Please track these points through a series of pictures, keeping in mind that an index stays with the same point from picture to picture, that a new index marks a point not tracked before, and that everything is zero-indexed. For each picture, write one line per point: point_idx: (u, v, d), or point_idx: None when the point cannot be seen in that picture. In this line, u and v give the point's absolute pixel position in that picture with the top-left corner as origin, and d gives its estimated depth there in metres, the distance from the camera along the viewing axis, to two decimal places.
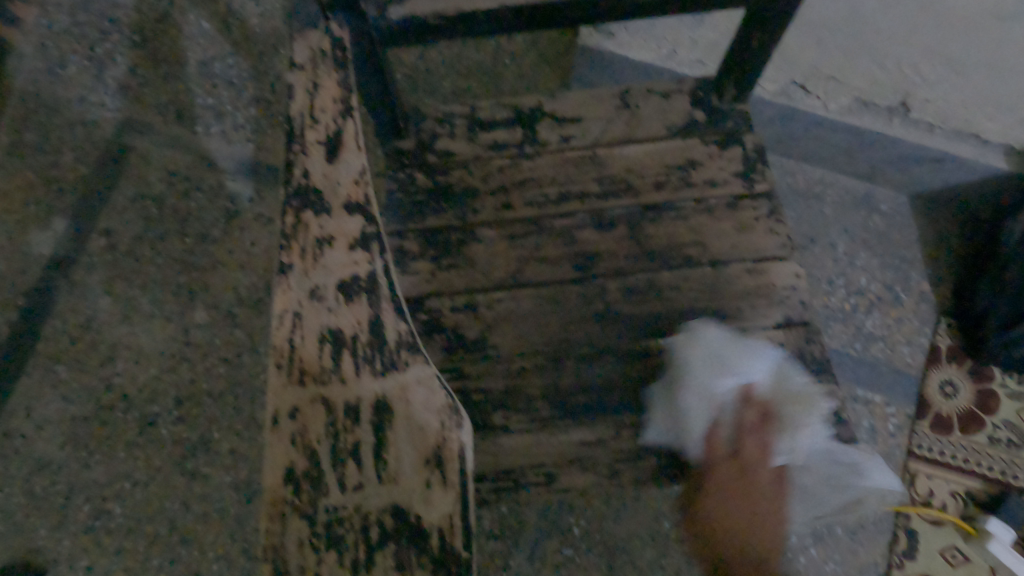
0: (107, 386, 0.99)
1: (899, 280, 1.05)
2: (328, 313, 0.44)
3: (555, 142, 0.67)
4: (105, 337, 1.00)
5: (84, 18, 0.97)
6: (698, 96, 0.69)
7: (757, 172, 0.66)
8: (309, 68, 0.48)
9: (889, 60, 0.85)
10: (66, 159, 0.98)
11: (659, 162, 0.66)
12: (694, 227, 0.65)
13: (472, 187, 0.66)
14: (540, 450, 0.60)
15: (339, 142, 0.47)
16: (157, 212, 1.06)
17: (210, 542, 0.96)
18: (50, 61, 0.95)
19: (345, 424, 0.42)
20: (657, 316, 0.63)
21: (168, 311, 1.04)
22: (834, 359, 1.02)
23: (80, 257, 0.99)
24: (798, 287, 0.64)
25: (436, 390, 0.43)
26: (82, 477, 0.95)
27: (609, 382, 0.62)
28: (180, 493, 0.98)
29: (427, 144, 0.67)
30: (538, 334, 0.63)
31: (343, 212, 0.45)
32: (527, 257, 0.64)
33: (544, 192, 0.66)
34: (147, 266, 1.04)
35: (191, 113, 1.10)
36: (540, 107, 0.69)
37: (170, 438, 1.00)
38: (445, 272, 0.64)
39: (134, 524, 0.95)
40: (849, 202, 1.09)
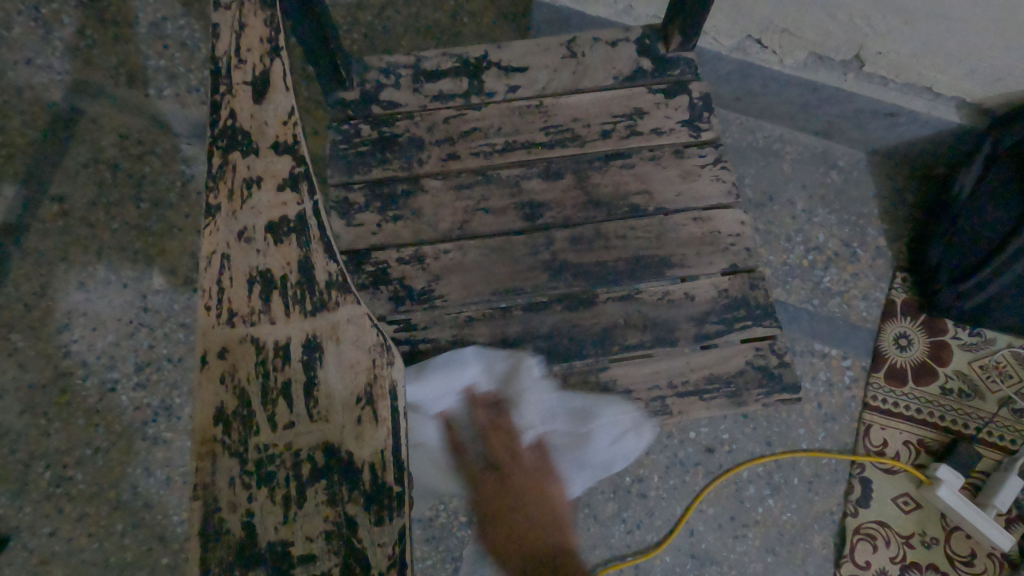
0: (65, 353, 0.96)
1: (856, 236, 1.07)
2: (257, 254, 0.43)
3: (501, 92, 0.66)
4: (60, 304, 0.95)
5: None
6: (644, 44, 0.68)
7: (703, 120, 0.66)
8: (234, 8, 0.47)
9: (840, 11, 0.84)
10: (14, 117, 0.93)
11: (605, 110, 0.66)
12: (639, 175, 0.65)
13: (418, 138, 0.65)
14: None
15: (266, 83, 0.46)
16: (111, 176, 1.03)
17: (175, 506, 0.97)
18: None
19: (275, 363, 0.42)
20: (603, 265, 0.63)
21: (124, 277, 1.03)
22: (788, 314, 1.04)
23: (32, 225, 0.92)
24: (742, 234, 0.65)
25: (368, 328, 0.43)
26: (42, 444, 0.91)
27: (557, 331, 0.62)
28: (142, 458, 0.99)
29: (372, 94, 0.66)
30: (485, 284, 0.63)
31: (270, 153, 0.45)
32: (474, 207, 0.64)
33: (490, 142, 0.65)
34: (102, 232, 1.01)
35: (143, 76, 1.06)
36: (487, 57, 0.68)
37: (131, 404, 1.01)
38: (391, 224, 0.63)
39: (96, 490, 0.95)
40: (808, 159, 1.09)
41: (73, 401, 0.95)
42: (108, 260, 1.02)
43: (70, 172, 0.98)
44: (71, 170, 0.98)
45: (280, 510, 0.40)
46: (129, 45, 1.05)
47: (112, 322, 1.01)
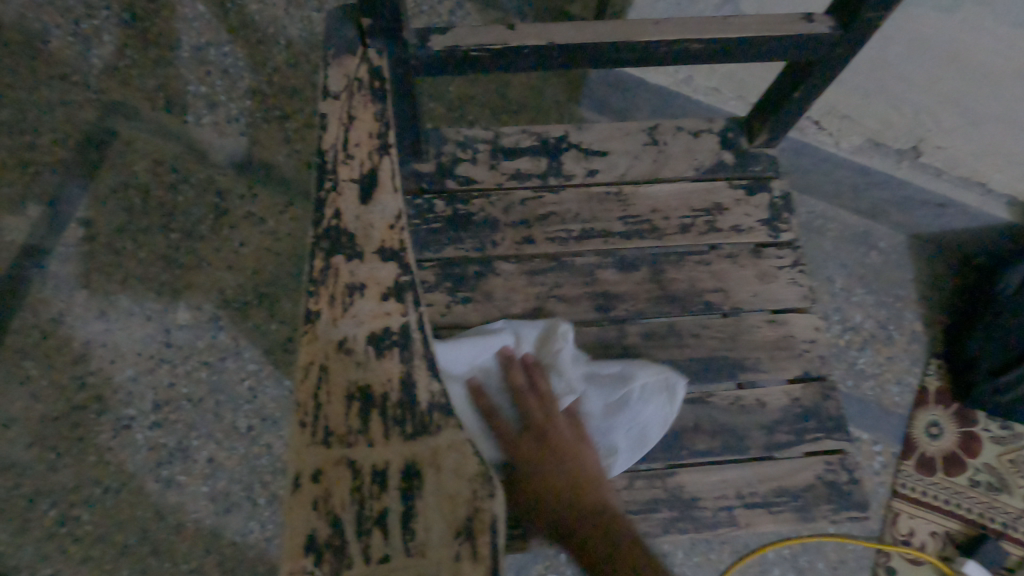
0: (80, 384, 0.95)
1: (892, 318, 1.06)
2: (357, 368, 0.41)
3: (579, 176, 0.65)
4: (78, 334, 0.96)
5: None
6: (727, 137, 0.67)
7: (782, 220, 0.65)
8: (343, 98, 0.45)
9: (906, 106, 0.84)
10: (44, 140, 0.98)
11: (685, 203, 0.65)
12: (716, 273, 0.64)
13: (493, 217, 0.63)
14: None
15: (374, 183, 0.44)
16: (141, 203, 1.03)
17: (184, 554, 0.92)
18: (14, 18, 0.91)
19: (371, 490, 0.39)
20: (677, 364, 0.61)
21: (148, 310, 0.99)
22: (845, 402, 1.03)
23: (58, 248, 0.98)
24: (817, 341, 0.63)
25: (469, 455, 0.40)
26: (49, 480, 0.91)
27: None
28: (153, 501, 0.93)
29: (447, 168, 0.64)
30: None
31: (376, 258, 0.43)
32: (546, 294, 0.62)
33: (567, 228, 0.63)
34: (128, 260, 1.00)
35: (181, 101, 1.01)
36: (567, 137, 0.66)
37: (146, 443, 0.95)
38: (460, 306, 0.61)
39: (104, 532, 0.91)
40: (849, 236, 1.09)
41: (86, 436, 0.94)
42: (132, 290, 0.99)
43: (97, 195, 1.01)
44: (98, 193, 1.02)
45: None
46: (169, 68, 0.98)
47: (132, 357, 0.97)
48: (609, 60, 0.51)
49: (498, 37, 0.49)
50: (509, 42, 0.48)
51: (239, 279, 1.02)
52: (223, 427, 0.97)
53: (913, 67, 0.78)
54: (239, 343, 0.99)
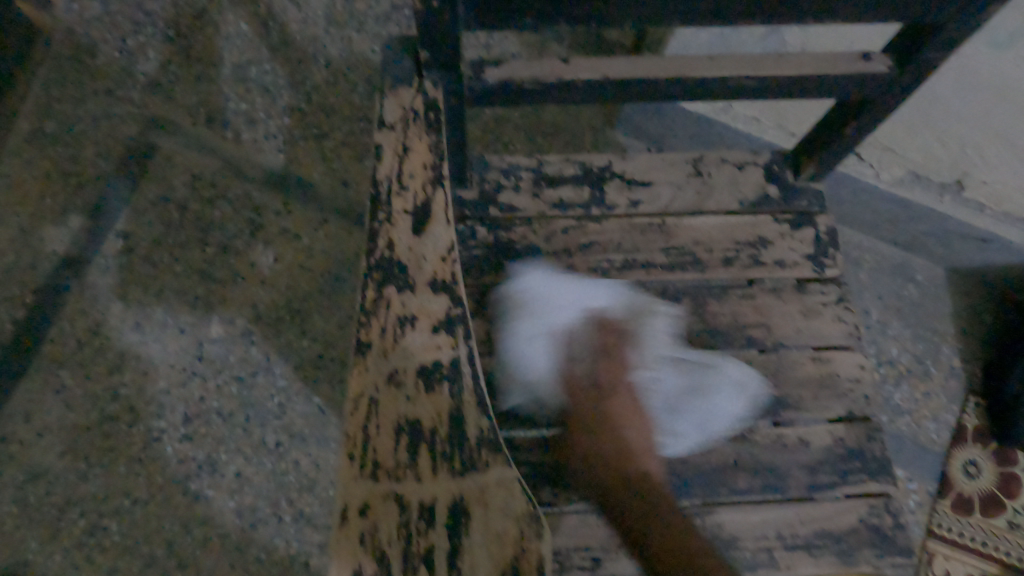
0: (113, 395, 0.96)
1: (929, 353, 1.04)
2: (406, 402, 0.41)
3: (622, 206, 0.65)
4: (113, 344, 0.98)
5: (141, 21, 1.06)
6: (772, 170, 0.66)
7: (828, 256, 0.64)
8: (399, 129, 0.45)
9: (953, 139, 0.83)
10: (86, 152, 1.02)
11: (729, 236, 0.64)
12: (759, 307, 0.63)
13: (535, 246, 0.63)
14: (587, 532, 0.58)
15: (428, 215, 0.44)
16: (178, 217, 1.03)
17: (208, 569, 0.92)
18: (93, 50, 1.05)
19: (418, 526, 0.39)
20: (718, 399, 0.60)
21: (182, 322, 1.00)
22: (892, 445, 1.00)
23: (96, 259, 1.00)
24: (862, 381, 0.62)
25: (516, 494, 0.40)
26: (79, 489, 0.92)
27: (665, 464, 0.59)
28: (180, 514, 0.93)
29: (490, 195, 0.64)
30: None
31: (427, 290, 0.42)
32: None
33: (608, 258, 0.63)
34: (164, 272, 1.01)
35: (222, 118, 1.06)
36: (610, 166, 0.66)
37: (175, 456, 0.95)
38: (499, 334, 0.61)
39: (130, 544, 0.92)
40: (886, 269, 1.07)
41: (117, 447, 0.95)
42: (167, 302, 1.00)
43: (137, 209, 1.02)
44: (138, 207, 1.03)
45: None
46: (211, 85, 1.07)
47: (164, 369, 0.98)
48: (663, 94, 0.51)
49: (553, 70, 0.49)
50: (563, 75, 0.48)
51: (273, 294, 1.01)
52: (252, 441, 0.97)
53: (961, 101, 0.77)
54: (271, 358, 1.00)
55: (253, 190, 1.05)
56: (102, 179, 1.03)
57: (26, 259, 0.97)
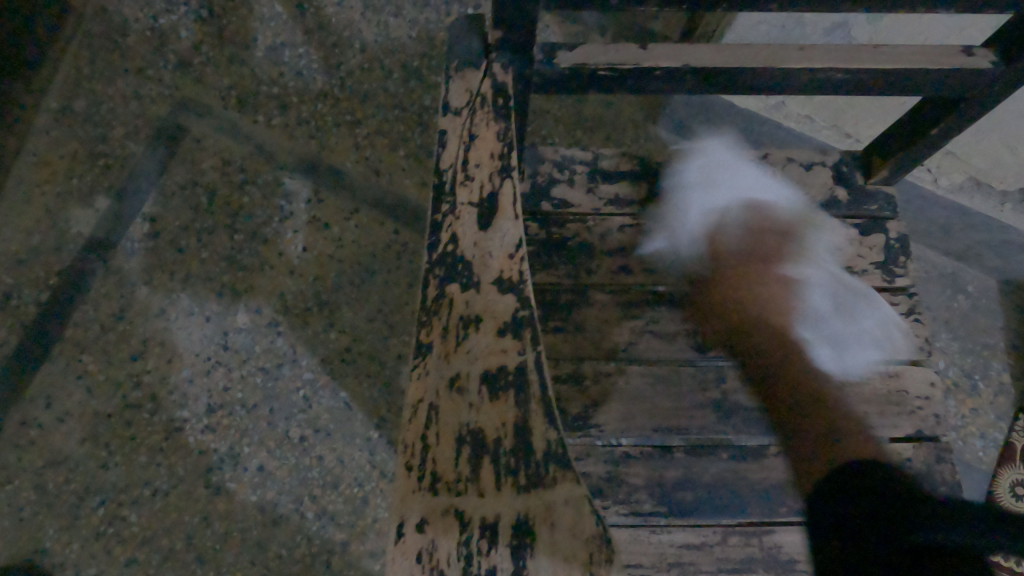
0: (136, 382, 0.94)
1: (978, 368, 1.00)
2: (469, 410, 0.38)
3: (682, 205, 0.61)
4: (137, 330, 0.95)
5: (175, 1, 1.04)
6: (842, 171, 0.63)
7: (899, 264, 0.61)
8: (466, 115, 0.42)
9: (1022, 147, 0.79)
10: (116, 133, 1.01)
11: (793, 241, 0.61)
12: (824, 316, 0.59)
13: (589, 243, 0.60)
14: (639, 549, 0.54)
15: (495, 207, 0.40)
16: (207, 201, 1.00)
17: (228, 564, 0.89)
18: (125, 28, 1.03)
19: (479, 546, 0.35)
20: (777, 413, 0.57)
21: (207, 310, 0.97)
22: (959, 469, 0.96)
23: (122, 242, 0.98)
24: (932, 398, 0.58)
25: (587, 514, 0.36)
26: (99, 477, 0.91)
27: (721, 480, 0.56)
28: (200, 507, 0.91)
29: (542, 189, 0.61)
30: (648, 417, 0.57)
31: (494, 289, 0.39)
32: (642, 328, 0.58)
33: (667, 259, 0.60)
34: (190, 258, 0.98)
35: (254, 101, 1.04)
36: (670, 162, 0.63)
37: (196, 447, 0.93)
38: (550, 335, 0.58)
39: (150, 535, 0.90)
40: (935, 278, 1.03)
41: (138, 436, 0.92)
42: (193, 289, 0.98)
43: (165, 192, 1.00)
44: (166, 190, 1.00)
45: None
46: (244, 68, 1.04)
47: (189, 357, 0.96)
48: (747, 87, 0.47)
49: (629, 56, 0.46)
50: (641, 62, 0.45)
51: (300, 284, 0.99)
52: (275, 434, 0.94)
53: None
54: (297, 350, 0.97)
55: (283, 176, 1.02)
56: (130, 161, 1.00)
57: (53, 242, 0.97)
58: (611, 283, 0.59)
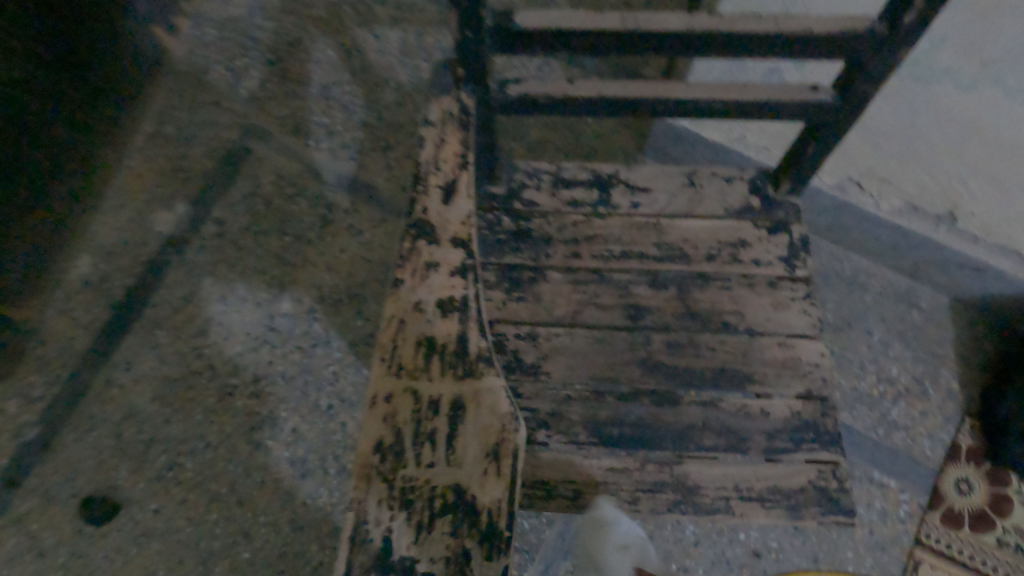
0: (198, 353, 1.14)
1: (929, 375, 1.11)
2: (426, 323, 0.55)
3: (625, 207, 0.78)
4: (201, 311, 1.17)
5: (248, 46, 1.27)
6: (755, 185, 0.78)
7: (799, 259, 0.75)
8: (438, 126, 0.61)
9: (941, 172, 0.93)
10: (196, 153, 1.25)
11: (713, 237, 0.76)
12: (735, 297, 0.74)
13: (548, 234, 0.77)
14: (573, 470, 0.69)
15: (454, 190, 0.59)
16: (263, 209, 1.23)
17: (263, 508, 1.06)
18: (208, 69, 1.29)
19: (427, 412, 0.52)
20: (692, 371, 0.72)
21: (258, 298, 1.17)
22: (849, 435, 1.08)
23: (194, 240, 1.20)
24: (821, 364, 0.72)
25: (502, 398, 0.54)
26: (163, 430, 1.10)
27: (642, 420, 0.70)
28: (242, 459, 1.09)
29: (515, 192, 0.79)
30: (587, 369, 0.72)
31: (449, 245, 0.57)
32: (587, 300, 0.74)
33: (609, 248, 0.76)
34: (247, 255, 1.20)
35: (306, 129, 1.27)
36: (617, 175, 0.80)
37: (243, 409, 1.12)
38: (514, 303, 0.74)
39: (199, 480, 1.08)
40: (890, 294, 1.16)
41: (196, 398, 1.12)
42: (247, 281, 1.18)
43: (231, 201, 1.23)
44: (231, 199, 1.23)
45: (414, 534, 0.49)
46: (300, 101, 1.27)
47: (241, 336, 1.15)
48: (646, 105, 0.66)
49: (557, 88, 0.66)
50: (568, 93, 0.66)
51: (335, 279, 1.18)
52: (308, 403, 1.13)
53: (942, 136, 0.87)
54: (329, 332, 1.16)
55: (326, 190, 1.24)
56: (204, 175, 1.24)
57: (141, 238, 1.19)
58: (563, 264, 0.76)
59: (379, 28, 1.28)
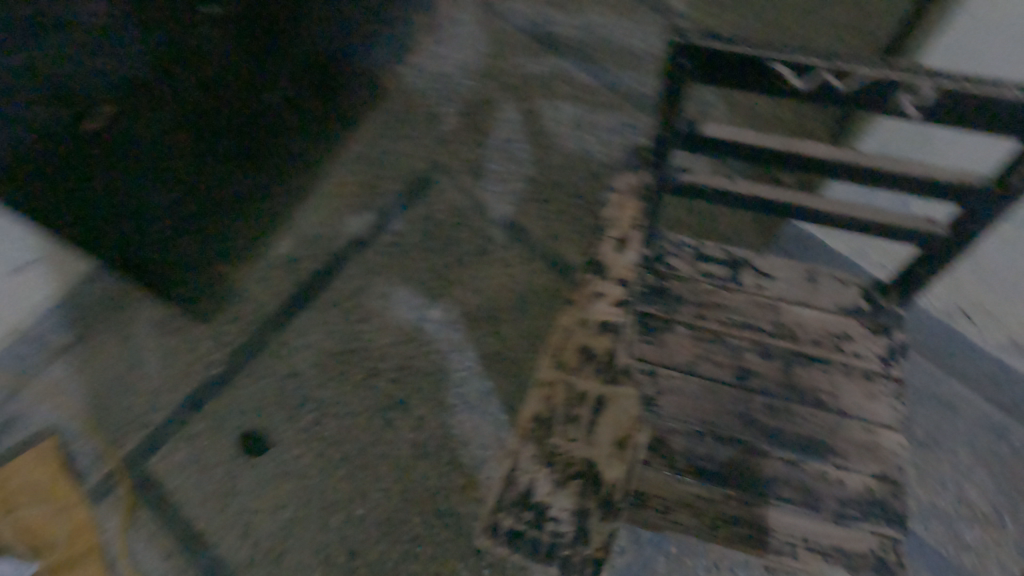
0: (357, 336, 1.37)
1: (1012, 508, 1.13)
2: None
3: (750, 287, 0.94)
4: (367, 302, 1.40)
5: (451, 100, 1.62)
6: (867, 293, 0.92)
7: (895, 360, 0.88)
8: None
9: None
10: (391, 175, 1.53)
11: (822, 327, 0.90)
12: (832, 380, 0.87)
13: (683, 294, 0.93)
14: (668, 490, 0.82)
15: None
16: (434, 230, 1.46)
17: (380, 475, 1.25)
18: (416, 112, 1.61)
19: None
20: (784, 432, 0.85)
21: (414, 301, 1.39)
22: (911, 543, 1.10)
23: (373, 244, 1.45)
24: (899, 453, 0.83)
25: None
26: (316, 391, 1.32)
27: (732, 463, 0.83)
28: (373, 431, 1.29)
29: (661, 256, 0.96)
30: (693, 409, 0.86)
31: None
32: (704, 354, 0.89)
33: (730, 316, 0.91)
34: (412, 264, 1.43)
35: (482, 174, 1.52)
36: (748, 261, 0.96)
37: (383, 390, 1.32)
38: (644, 341, 0.89)
39: (336, 439, 1.28)
40: (984, 425, 1.22)
41: (348, 371, 1.34)
42: (410, 285, 1.41)
43: (409, 218, 1.47)
44: (410, 216, 1.48)
45: None
46: (483, 151, 1.54)
47: (394, 328, 1.37)
48: (784, 209, 0.82)
49: (715, 182, 0.83)
50: (724, 188, 0.83)
51: (480, 299, 1.39)
52: (436, 397, 1.31)
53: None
54: (466, 342, 1.35)
55: (487, 225, 1.46)
56: (393, 193, 1.50)
57: (333, 234, 1.46)
58: (691, 321, 0.91)
59: (559, 103, 1.60)
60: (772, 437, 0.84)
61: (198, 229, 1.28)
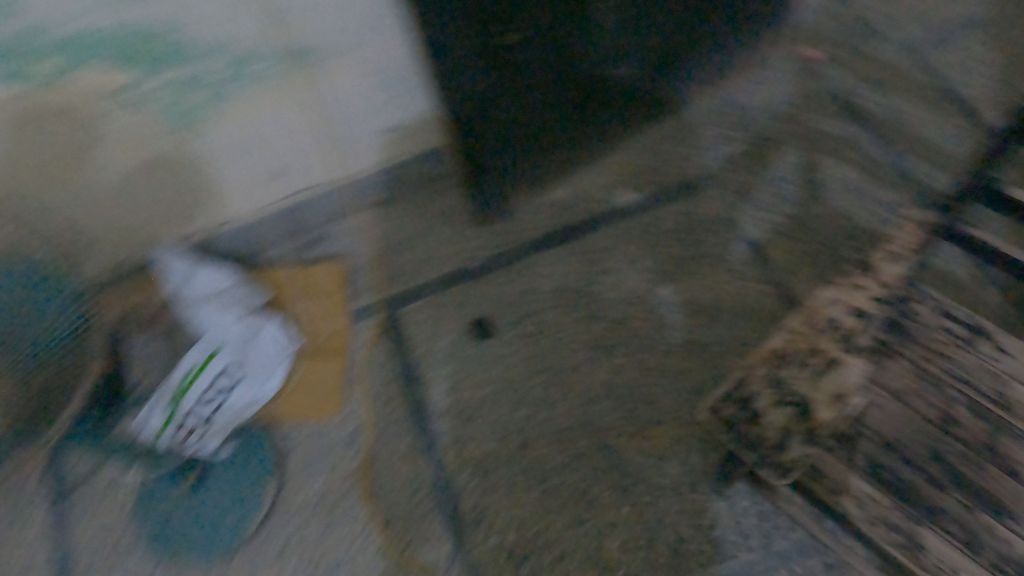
0: (592, 281, 1.60)
1: None
2: None
3: (984, 355, 1.07)
4: (610, 259, 1.63)
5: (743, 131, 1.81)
6: None
7: None
8: None
9: None
10: (669, 171, 1.75)
11: None
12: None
13: (917, 336, 1.10)
14: (840, 472, 1.02)
15: None
16: (687, 226, 1.66)
17: (569, 393, 1.48)
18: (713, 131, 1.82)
19: None
20: (963, 474, 0.97)
21: (649, 273, 1.60)
22: None
23: (633, 217, 1.68)
24: None
25: None
26: (544, 308, 1.58)
27: (904, 476, 0.99)
28: (577, 357, 1.52)
29: (914, 301, 1.14)
30: (892, 424, 1.03)
31: None
32: (918, 386, 1.05)
33: (954, 369, 1.06)
34: (659, 245, 1.64)
35: (747, 197, 1.69)
36: (992, 335, 1.09)
37: (596, 330, 1.55)
38: (868, 356, 1.10)
39: (545, 350, 1.54)
40: None
41: (575, 305, 1.58)
42: (650, 260, 1.62)
43: (670, 208, 1.69)
44: (671, 207, 1.69)
45: None
46: (755, 180, 1.71)
47: (625, 287, 1.59)
48: None
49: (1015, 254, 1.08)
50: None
51: (705, 295, 1.55)
52: (636, 355, 1.51)
53: None
54: (680, 323, 1.53)
55: (735, 239, 1.63)
56: (665, 185, 1.73)
57: (604, 198, 1.72)
58: (916, 359, 1.08)
59: (841, 166, 1.72)
60: (953, 473, 0.97)
61: (536, 151, 1.61)
